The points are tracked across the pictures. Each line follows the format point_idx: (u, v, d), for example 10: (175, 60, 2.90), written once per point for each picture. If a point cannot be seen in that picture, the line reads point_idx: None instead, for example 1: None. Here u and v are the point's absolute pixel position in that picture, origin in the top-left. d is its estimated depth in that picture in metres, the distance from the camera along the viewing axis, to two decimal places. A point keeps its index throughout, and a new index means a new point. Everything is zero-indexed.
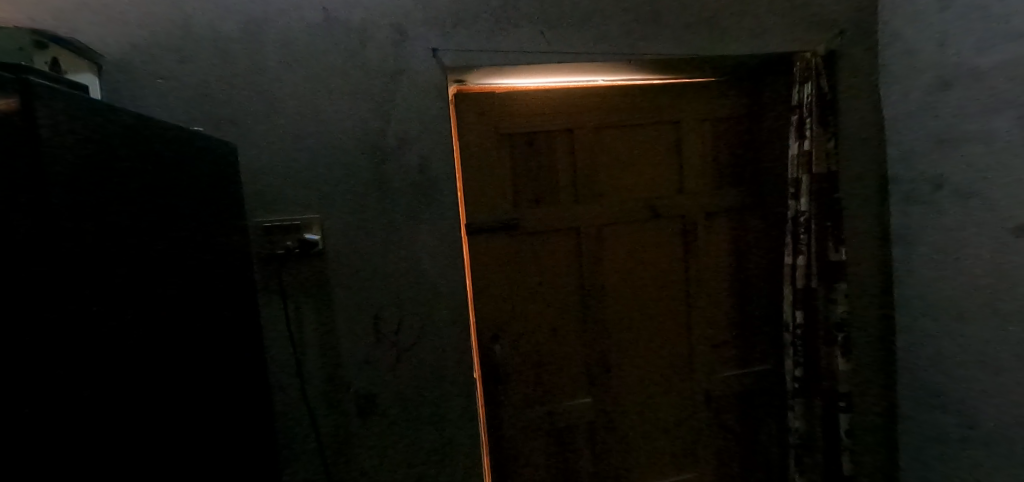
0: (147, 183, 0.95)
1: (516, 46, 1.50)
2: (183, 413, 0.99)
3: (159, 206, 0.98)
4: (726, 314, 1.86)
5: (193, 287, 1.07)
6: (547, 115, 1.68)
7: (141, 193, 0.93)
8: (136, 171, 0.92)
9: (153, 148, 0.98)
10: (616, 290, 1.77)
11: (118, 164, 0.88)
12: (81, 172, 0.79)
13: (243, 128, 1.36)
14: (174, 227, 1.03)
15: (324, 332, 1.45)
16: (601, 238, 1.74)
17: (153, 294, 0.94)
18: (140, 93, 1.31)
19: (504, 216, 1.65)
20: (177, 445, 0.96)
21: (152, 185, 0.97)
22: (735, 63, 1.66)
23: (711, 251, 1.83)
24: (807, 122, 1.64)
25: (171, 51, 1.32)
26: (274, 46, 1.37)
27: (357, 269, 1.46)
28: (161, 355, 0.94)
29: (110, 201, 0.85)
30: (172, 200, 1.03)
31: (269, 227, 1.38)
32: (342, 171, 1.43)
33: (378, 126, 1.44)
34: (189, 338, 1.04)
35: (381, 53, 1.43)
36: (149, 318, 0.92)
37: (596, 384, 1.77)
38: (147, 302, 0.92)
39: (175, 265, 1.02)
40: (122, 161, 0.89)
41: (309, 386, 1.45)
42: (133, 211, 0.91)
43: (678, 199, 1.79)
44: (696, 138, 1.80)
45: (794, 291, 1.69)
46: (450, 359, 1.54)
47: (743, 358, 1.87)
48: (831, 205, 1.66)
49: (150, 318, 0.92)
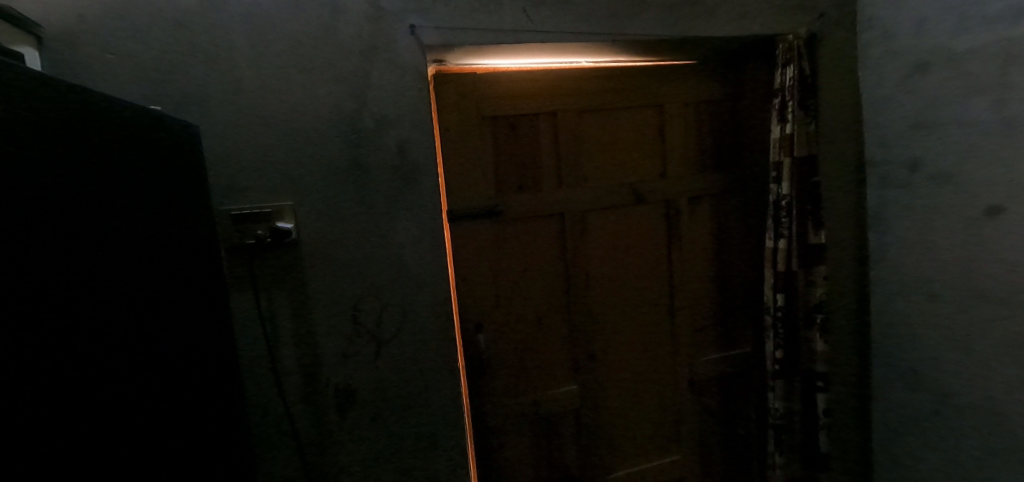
0: (103, 166, 0.87)
1: (497, 25, 1.44)
2: (153, 416, 0.93)
3: (121, 193, 0.91)
4: (708, 299, 1.86)
5: (160, 283, 1.01)
6: (530, 98, 1.62)
7: (95, 177, 0.85)
8: (89, 154, 0.84)
9: (115, 130, 0.92)
10: (601, 276, 1.75)
11: (68, 144, 0.79)
12: (43, 159, 0.74)
13: (206, 109, 1.27)
14: (142, 217, 0.97)
15: (301, 325, 1.39)
16: (586, 224, 1.72)
17: (128, 281, 0.90)
18: (88, 70, 1.19)
19: (487, 202, 1.60)
20: (162, 433, 0.94)
21: (109, 168, 0.89)
22: (719, 44, 1.63)
23: (694, 236, 1.82)
24: (790, 106, 1.62)
25: (124, 24, 1.21)
26: (238, 21, 1.28)
27: (334, 259, 1.39)
28: (127, 354, 0.88)
29: (63, 188, 0.77)
30: (140, 185, 0.98)
31: (238, 216, 1.29)
32: (317, 156, 1.35)
33: (355, 108, 1.37)
34: (156, 338, 0.97)
35: (355, 30, 1.35)
36: (112, 317, 0.85)
37: (582, 371, 1.76)
38: (124, 287, 0.89)
39: (150, 253, 0.98)
40: (71, 141, 0.80)
41: (286, 382, 1.39)
42: (97, 198, 0.85)
43: (662, 184, 1.77)
44: (679, 122, 1.78)
45: (775, 275, 1.68)
46: (433, 350, 1.50)
47: (724, 341, 1.89)
48: (812, 190, 1.65)
49: (113, 316, 0.86)
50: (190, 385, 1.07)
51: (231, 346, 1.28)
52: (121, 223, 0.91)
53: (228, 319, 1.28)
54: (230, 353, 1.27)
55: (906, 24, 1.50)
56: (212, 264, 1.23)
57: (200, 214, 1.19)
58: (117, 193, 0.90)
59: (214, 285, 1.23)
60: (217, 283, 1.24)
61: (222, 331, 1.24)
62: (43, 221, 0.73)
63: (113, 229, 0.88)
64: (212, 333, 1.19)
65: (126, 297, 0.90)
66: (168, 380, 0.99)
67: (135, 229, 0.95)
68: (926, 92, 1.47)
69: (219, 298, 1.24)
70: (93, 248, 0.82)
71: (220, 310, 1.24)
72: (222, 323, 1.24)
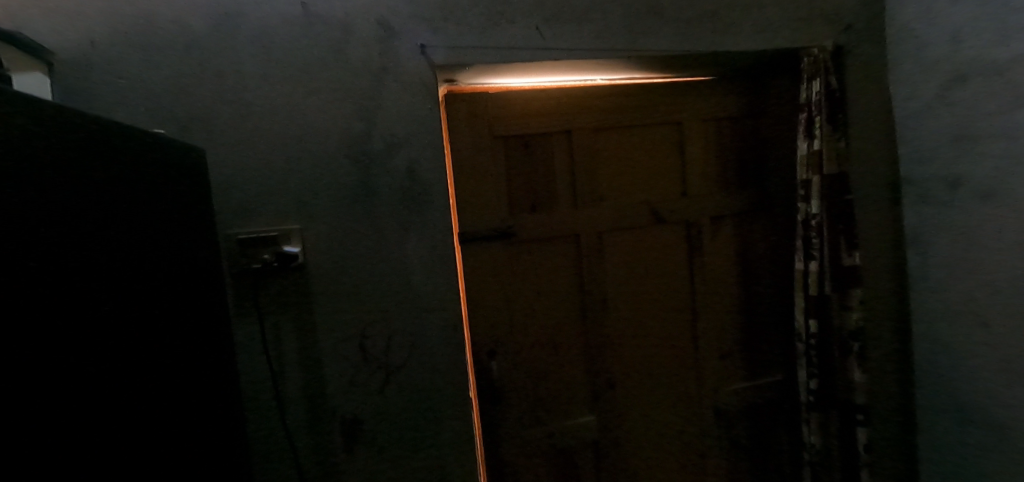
0: (107, 191, 0.85)
1: (509, 43, 1.41)
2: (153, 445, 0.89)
3: (126, 215, 0.89)
4: (734, 324, 1.76)
5: (167, 305, 0.98)
6: (545, 116, 1.58)
7: (98, 201, 0.83)
8: (94, 179, 0.82)
9: (123, 152, 0.90)
10: (619, 300, 1.67)
11: (72, 168, 0.77)
12: (47, 183, 0.72)
13: (214, 132, 1.25)
14: (148, 237, 0.95)
15: (307, 353, 1.34)
16: (603, 246, 1.65)
17: (130, 302, 0.88)
18: (98, 95, 1.18)
19: (500, 223, 1.55)
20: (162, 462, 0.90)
21: (114, 193, 0.86)
22: (740, 59, 1.57)
23: (718, 257, 1.73)
24: (818, 121, 1.53)
25: (135, 49, 1.20)
26: (248, 44, 1.27)
27: (341, 283, 1.35)
28: (123, 377, 0.83)
29: (65, 209, 0.75)
30: (149, 205, 0.96)
31: (244, 240, 1.26)
32: (325, 178, 1.32)
33: (364, 130, 1.34)
34: (158, 362, 0.93)
35: (365, 51, 1.33)
36: (112, 337, 0.82)
37: (601, 400, 1.67)
38: (126, 307, 0.86)
39: (156, 273, 0.96)
40: (77, 167, 0.78)
41: (290, 412, 1.33)
42: (102, 219, 0.83)
43: (682, 203, 1.70)
44: (699, 139, 1.71)
45: (806, 299, 1.58)
46: (444, 378, 1.43)
47: (752, 369, 1.78)
48: (843, 208, 1.55)
49: (114, 336, 0.82)
50: (193, 411, 1.03)
51: (234, 374, 1.23)
52: (124, 245, 0.88)
53: (231, 347, 1.23)
54: (232, 383, 1.22)
55: (941, 33, 1.42)
56: (217, 290, 1.20)
57: (207, 238, 1.16)
58: (120, 216, 0.88)
59: (219, 310, 1.19)
60: (221, 309, 1.20)
61: (225, 359, 1.20)
62: (46, 241, 0.71)
63: (116, 250, 0.86)
64: (215, 360, 1.15)
65: (127, 319, 0.86)
66: (168, 407, 0.94)
67: (140, 250, 0.92)
68: (965, 104, 1.38)
69: (223, 325, 1.20)
70: (97, 267, 0.80)
71: (224, 336, 1.20)
72: (225, 350, 1.20)
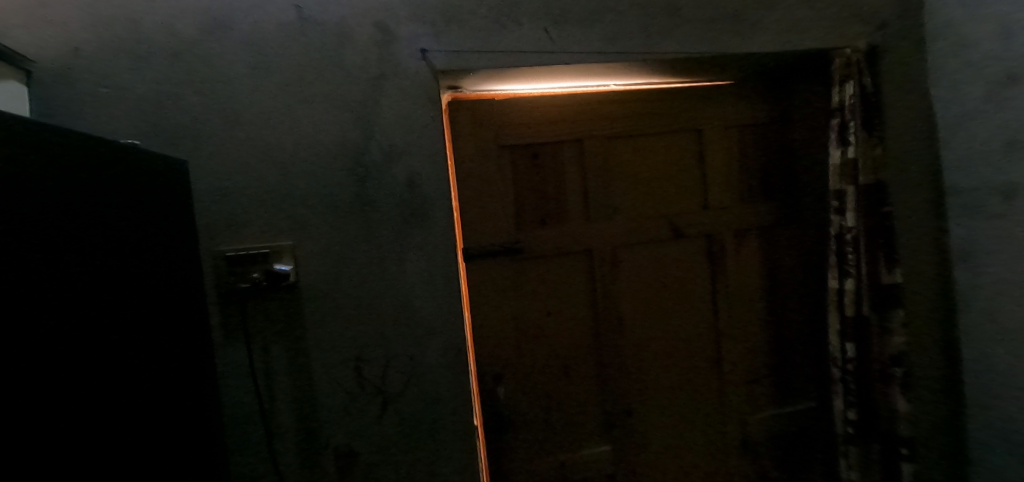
0: (65, 211, 0.79)
1: (515, 46, 1.32)
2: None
3: (86, 233, 0.83)
4: (760, 346, 1.63)
5: (132, 329, 0.91)
6: (555, 124, 1.49)
7: (52, 223, 0.76)
8: (50, 199, 0.76)
9: (88, 167, 0.85)
10: (635, 320, 1.55)
11: (39, 189, 0.73)
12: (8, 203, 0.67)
13: (202, 143, 1.17)
14: (112, 257, 0.89)
15: (299, 379, 1.25)
16: (617, 262, 1.53)
17: (88, 328, 0.81)
18: (79, 104, 1.11)
19: (506, 238, 1.45)
20: None
21: (70, 214, 0.80)
22: (765, 61, 1.46)
23: (742, 274, 1.61)
24: (852, 126, 1.41)
25: (119, 56, 1.14)
26: (239, 50, 1.20)
27: (336, 304, 1.26)
28: (70, 416, 0.75)
29: (11, 226, 0.69)
30: (113, 222, 0.90)
31: (232, 257, 1.18)
32: (319, 192, 1.24)
33: (361, 140, 1.26)
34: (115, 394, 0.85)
35: (363, 56, 1.26)
36: (56, 372, 0.73)
37: (616, 429, 1.54)
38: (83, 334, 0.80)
39: (120, 295, 0.89)
40: (33, 185, 0.73)
41: (279, 443, 1.24)
42: (59, 238, 0.77)
43: (703, 216, 1.58)
44: (720, 147, 1.59)
45: (842, 321, 1.45)
46: (446, 405, 1.33)
47: (782, 395, 1.64)
48: (882, 221, 1.42)
49: (58, 371, 0.73)
50: (163, 443, 0.96)
51: (212, 404, 1.14)
52: (79, 269, 0.80)
53: (211, 375, 1.15)
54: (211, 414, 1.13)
55: (989, 28, 1.29)
56: (196, 313, 1.12)
57: (183, 258, 1.09)
58: (77, 238, 0.81)
59: (197, 336, 1.11)
60: (200, 334, 1.13)
61: (204, 387, 1.12)
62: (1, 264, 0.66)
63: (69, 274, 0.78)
64: (190, 388, 1.07)
65: (79, 351, 0.78)
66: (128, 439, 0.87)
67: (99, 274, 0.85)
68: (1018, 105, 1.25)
69: (201, 351, 1.12)
70: (43, 293, 0.72)
71: (202, 363, 1.12)
72: (202, 377, 1.11)
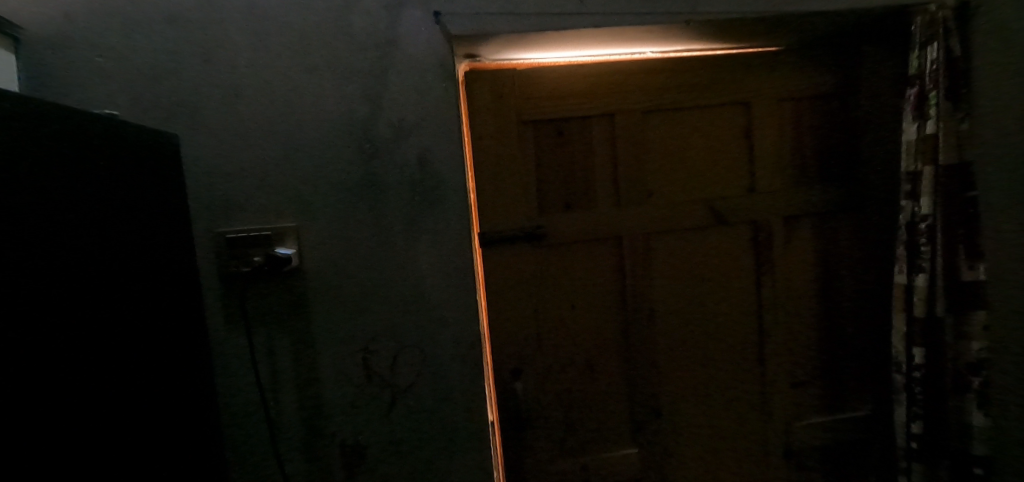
0: (36, 190, 0.72)
1: (536, 7, 1.16)
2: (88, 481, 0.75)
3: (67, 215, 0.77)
4: (810, 346, 1.46)
5: (122, 318, 0.85)
6: (584, 97, 1.34)
7: (19, 201, 0.68)
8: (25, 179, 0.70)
9: (72, 142, 0.79)
10: (667, 314, 1.41)
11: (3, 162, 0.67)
12: None
13: (200, 118, 1.10)
14: (100, 241, 0.82)
15: (303, 369, 1.18)
16: (649, 251, 1.39)
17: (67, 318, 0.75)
18: (74, 76, 1.05)
19: (527, 223, 1.33)
20: None
21: (47, 192, 0.73)
22: (829, 23, 1.26)
23: (791, 267, 1.43)
24: (932, 96, 1.21)
25: (113, 23, 1.06)
26: (238, 15, 1.10)
27: (341, 291, 1.17)
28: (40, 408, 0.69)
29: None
30: (102, 203, 0.84)
31: (232, 239, 1.11)
32: (323, 169, 1.14)
33: (368, 114, 1.15)
34: (99, 383, 0.79)
35: (370, 21, 1.14)
36: (26, 361, 0.68)
37: (644, 431, 1.42)
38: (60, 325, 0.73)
39: (109, 282, 0.83)
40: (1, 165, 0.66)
41: (282, 435, 1.18)
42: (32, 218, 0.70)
43: (748, 201, 1.41)
44: (771, 122, 1.41)
45: (910, 322, 1.27)
46: (458, 402, 1.24)
47: (833, 401, 1.47)
48: (965, 208, 1.21)
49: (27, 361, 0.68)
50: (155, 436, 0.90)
51: (208, 391, 1.09)
52: (53, 249, 0.73)
53: (206, 365, 1.09)
54: (205, 406, 1.07)
55: None
56: (191, 300, 1.06)
57: (180, 241, 1.03)
58: (53, 215, 0.74)
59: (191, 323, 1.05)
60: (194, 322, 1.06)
61: (198, 377, 1.06)
62: None
63: (41, 255, 0.71)
64: (187, 377, 1.01)
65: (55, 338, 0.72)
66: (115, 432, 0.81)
67: (84, 257, 0.79)
68: None
69: (196, 337, 1.06)
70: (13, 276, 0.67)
71: (198, 352, 1.06)
72: (199, 365, 1.06)
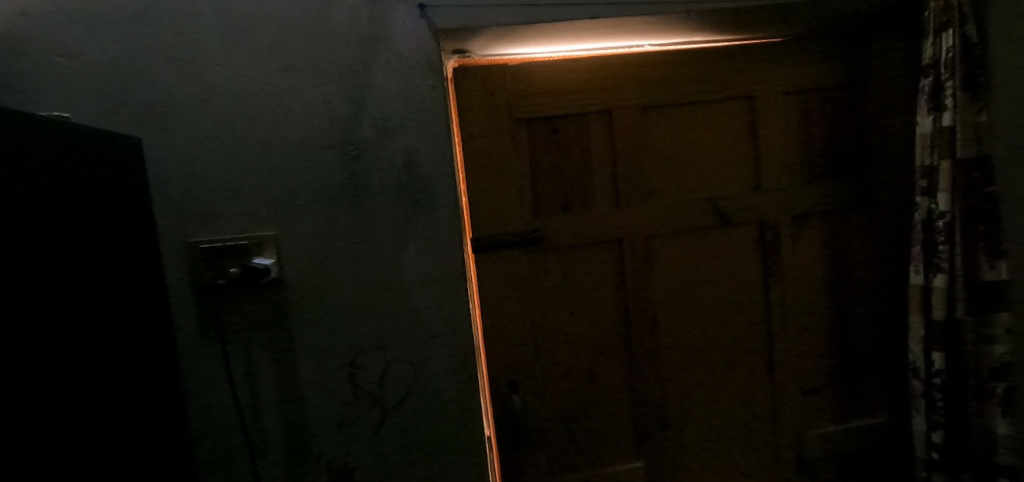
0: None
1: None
2: None
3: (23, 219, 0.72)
4: (821, 351, 1.39)
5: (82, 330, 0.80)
6: (580, 93, 1.27)
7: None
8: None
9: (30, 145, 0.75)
10: (670, 320, 1.34)
11: None
12: None
13: (171, 122, 1.03)
14: (60, 248, 0.78)
15: (286, 386, 1.10)
16: (651, 254, 1.32)
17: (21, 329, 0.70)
18: (31, 77, 0.98)
19: (522, 227, 1.25)
20: None
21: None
22: (836, 11, 1.19)
23: (801, 268, 1.37)
24: (948, 87, 1.14)
25: (73, 20, 0.99)
26: (208, 9, 1.03)
27: (324, 302, 1.10)
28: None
29: None
30: (61, 208, 0.80)
31: (206, 251, 1.04)
32: (303, 173, 1.07)
33: (350, 114, 1.08)
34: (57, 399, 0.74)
35: (351, 14, 1.07)
36: None
37: (649, 444, 1.35)
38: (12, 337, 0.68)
39: (71, 292, 0.79)
40: None
41: (264, 456, 1.11)
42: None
43: (754, 200, 1.34)
44: (777, 116, 1.34)
45: (928, 325, 1.20)
46: (452, 418, 1.16)
47: (846, 408, 1.40)
48: (985, 204, 1.14)
49: None
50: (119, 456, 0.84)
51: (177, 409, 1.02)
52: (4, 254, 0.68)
53: (172, 384, 1.02)
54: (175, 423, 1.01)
55: None
56: (153, 309, 0.99)
57: (143, 249, 0.98)
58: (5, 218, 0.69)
59: (154, 334, 0.98)
60: (159, 333, 1.00)
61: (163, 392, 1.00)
62: None
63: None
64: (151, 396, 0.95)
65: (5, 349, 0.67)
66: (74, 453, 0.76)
67: (44, 264, 0.75)
68: None
69: (160, 353, 0.99)
70: None
71: (164, 368, 1.00)
72: (166, 383, 0.99)
